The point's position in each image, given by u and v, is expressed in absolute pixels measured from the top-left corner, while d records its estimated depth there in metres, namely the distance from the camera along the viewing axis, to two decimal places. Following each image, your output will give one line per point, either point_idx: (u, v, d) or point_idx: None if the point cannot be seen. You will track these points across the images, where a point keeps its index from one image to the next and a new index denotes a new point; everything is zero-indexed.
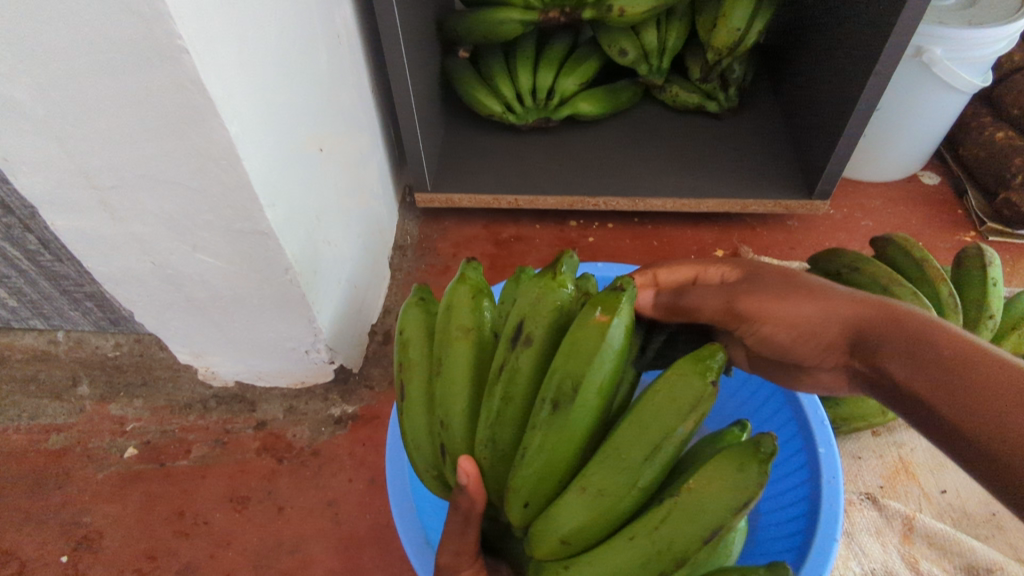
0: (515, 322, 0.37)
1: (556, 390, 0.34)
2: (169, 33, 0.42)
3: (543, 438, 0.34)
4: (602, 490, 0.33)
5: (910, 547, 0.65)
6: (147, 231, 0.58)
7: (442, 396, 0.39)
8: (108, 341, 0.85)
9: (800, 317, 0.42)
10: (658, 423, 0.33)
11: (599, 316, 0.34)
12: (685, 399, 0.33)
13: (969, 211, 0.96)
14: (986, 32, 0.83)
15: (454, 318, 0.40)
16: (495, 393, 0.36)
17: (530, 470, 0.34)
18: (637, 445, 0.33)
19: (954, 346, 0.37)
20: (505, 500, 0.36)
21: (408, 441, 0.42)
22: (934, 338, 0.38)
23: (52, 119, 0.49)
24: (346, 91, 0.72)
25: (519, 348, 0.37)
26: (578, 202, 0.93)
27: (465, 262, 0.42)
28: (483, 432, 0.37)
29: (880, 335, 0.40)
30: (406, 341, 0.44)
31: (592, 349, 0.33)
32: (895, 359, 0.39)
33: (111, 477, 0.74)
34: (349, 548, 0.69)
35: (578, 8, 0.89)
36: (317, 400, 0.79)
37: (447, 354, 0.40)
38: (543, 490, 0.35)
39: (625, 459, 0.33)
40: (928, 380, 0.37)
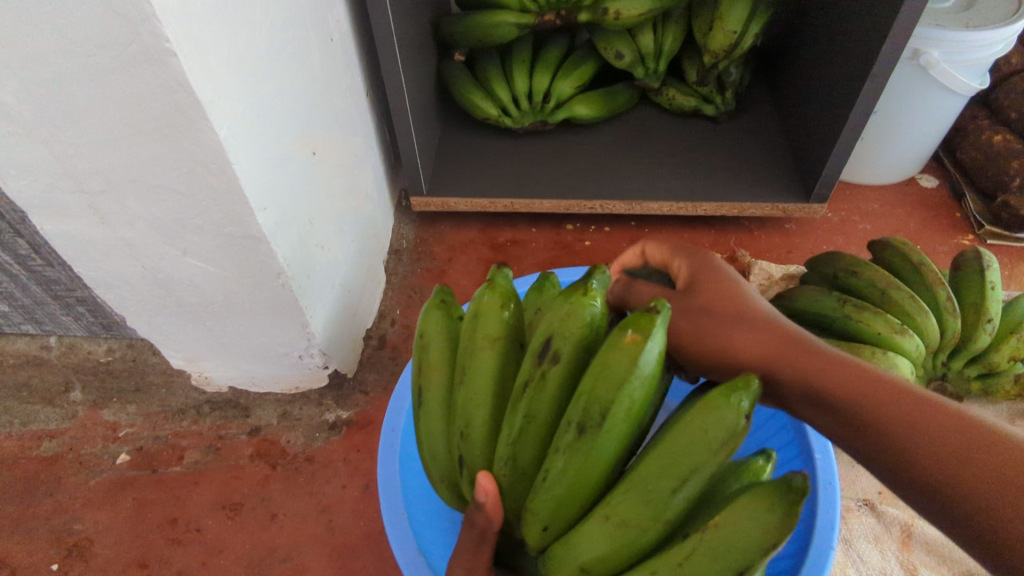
0: (543, 336, 0.36)
1: (584, 414, 0.33)
2: (156, 35, 0.41)
3: (566, 463, 0.33)
4: (625, 520, 0.32)
5: (909, 554, 0.64)
6: (138, 236, 0.58)
7: (462, 408, 0.39)
8: (100, 346, 0.85)
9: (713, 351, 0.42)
10: (689, 454, 0.32)
11: (629, 336, 0.33)
12: (717, 432, 0.31)
13: (967, 214, 0.96)
14: (984, 34, 0.82)
15: (479, 327, 0.39)
16: (518, 411, 0.36)
17: (552, 494, 0.34)
18: (665, 477, 0.32)
19: (859, 380, 0.39)
20: (523, 519, 0.36)
21: (424, 447, 0.42)
22: (837, 374, 0.40)
23: (38, 123, 0.48)
24: (340, 94, 0.72)
25: (546, 364, 0.35)
26: (574, 205, 0.92)
27: (495, 268, 0.42)
28: (504, 449, 0.36)
29: (785, 375, 0.41)
30: (427, 345, 0.43)
31: (623, 371, 0.32)
32: (802, 399, 0.41)
33: (103, 483, 0.73)
34: (342, 556, 0.68)
35: (574, 11, 0.89)
36: (312, 405, 0.78)
37: (470, 365, 0.39)
38: (565, 514, 0.34)
39: (652, 491, 0.32)
40: (837, 417, 0.40)
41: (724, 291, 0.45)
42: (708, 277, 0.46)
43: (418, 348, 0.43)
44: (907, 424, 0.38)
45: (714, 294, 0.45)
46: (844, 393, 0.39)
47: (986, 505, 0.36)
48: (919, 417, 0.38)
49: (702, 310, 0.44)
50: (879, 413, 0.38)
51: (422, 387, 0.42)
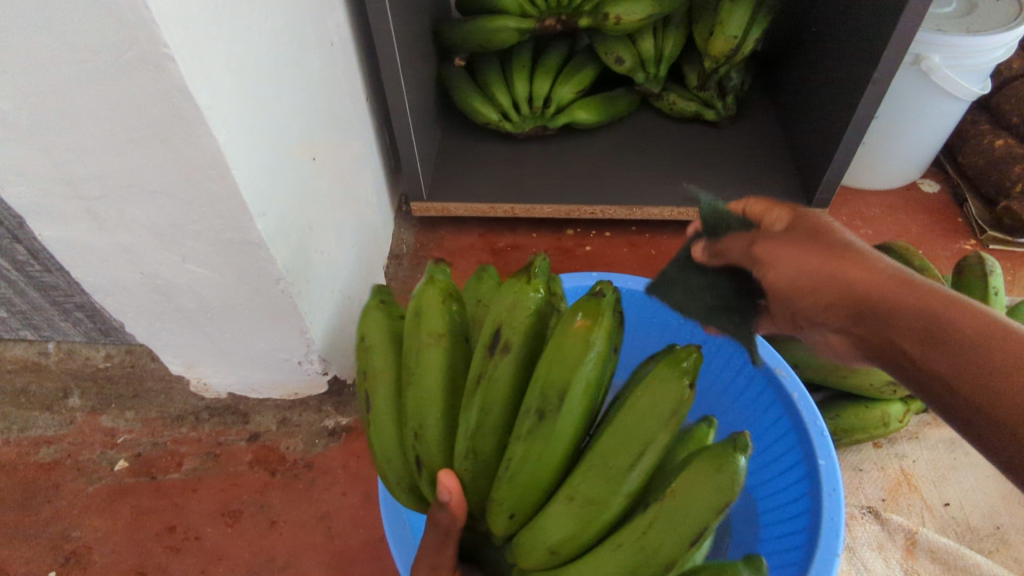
0: (492, 330, 0.36)
1: (544, 399, 0.33)
2: (155, 41, 0.41)
3: (528, 450, 0.33)
4: (593, 500, 0.32)
5: (913, 561, 0.64)
6: (136, 242, 0.57)
7: (414, 407, 0.38)
8: (98, 351, 0.84)
9: (809, 272, 0.41)
10: (645, 428, 0.32)
11: (577, 322, 0.33)
12: (663, 402, 0.32)
13: (969, 219, 0.96)
14: (985, 40, 0.82)
15: (418, 326, 0.39)
16: (473, 405, 0.35)
17: (520, 483, 0.33)
18: (619, 452, 0.32)
19: (973, 322, 0.36)
20: (489, 512, 0.35)
21: (376, 453, 0.41)
22: (951, 309, 0.37)
23: (39, 130, 0.48)
24: (340, 99, 0.72)
25: (498, 357, 0.36)
26: (575, 211, 0.92)
27: (432, 264, 0.41)
28: (463, 442, 0.35)
29: (899, 310, 0.38)
30: (371, 350, 0.42)
31: (578, 355, 0.33)
32: (910, 332, 0.37)
33: (101, 490, 0.73)
34: (342, 563, 0.67)
35: (574, 16, 0.89)
36: (310, 412, 0.78)
37: (419, 363, 0.38)
38: (528, 500, 0.34)
39: (609, 467, 0.32)
40: (943, 351, 0.36)
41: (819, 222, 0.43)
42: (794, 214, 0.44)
43: (362, 353, 0.43)
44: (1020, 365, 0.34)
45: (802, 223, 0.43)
46: (954, 327, 0.36)
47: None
48: None
49: (799, 240, 0.42)
50: (996, 350, 0.35)
51: (369, 394, 0.41)
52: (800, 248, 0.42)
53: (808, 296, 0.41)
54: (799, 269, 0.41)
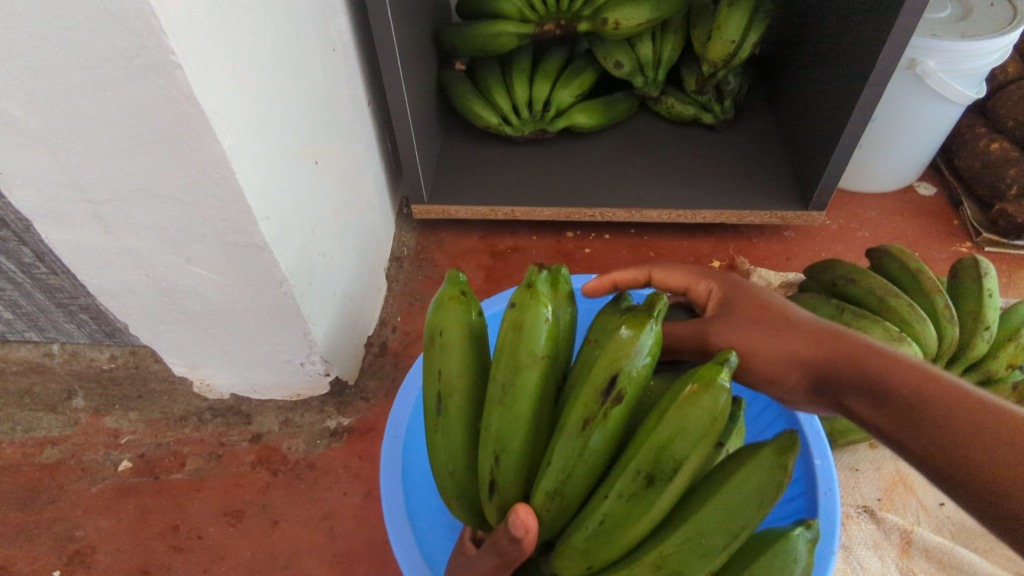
0: (609, 374, 0.35)
1: (654, 462, 0.34)
2: (162, 48, 0.42)
3: (632, 508, 0.34)
4: (679, 571, 0.33)
5: (908, 560, 0.64)
6: (141, 244, 0.58)
7: (494, 431, 0.38)
8: (103, 353, 0.84)
9: (776, 357, 0.45)
10: (738, 512, 0.34)
11: (692, 388, 0.34)
12: (758, 492, 0.34)
13: (965, 222, 0.96)
14: (979, 45, 0.83)
15: (519, 347, 0.38)
16: (574, 446, 0.36)
17: (612, 540, 0.34)
18: (718, 530, 0.33)
19: (920, 385, 0.41)
20: (564, 550, 0.36)
21: (439, 460, 0.43)
22: (901, 374, 0.42)
23: (47, 134, 0.49)
24: (342, 103, 0.73)
25: (611, 405, 0.36)
26: (575, 213, 0.93)
27: (534, 268, 0.41)
28: (552, 484, 0.36)
29: (848, 375, 0.43)
30: (446, 348, 0.41)
31: (704, 426, 0.33)
32: (863, 399, 0.43)
33: (105, 490, 0.74)
34: (344, 562, 0.68)
35: (574, 21, 0.90)
36: (312, 412, 0.78)
37: (514, 385, 0.38)
38: (610, 554, 0.35)
39: (707, 544, 0.33)
40: (897, 418, 0.42)
41: (768, 299, 0.48)
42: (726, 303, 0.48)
43: (435, 347, 0.42)
44: (960, 423, 0.40)
45: (753, 308, 0.47)
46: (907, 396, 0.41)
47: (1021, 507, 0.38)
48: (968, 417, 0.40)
49: (751, 321, 0.47)
50: (920, 392, 0.41)
51: (441, 396, 0.42)
52: (752, 327, 0.46)
53: (772, 378, 0.46)
54: (754, 344, 0.46)
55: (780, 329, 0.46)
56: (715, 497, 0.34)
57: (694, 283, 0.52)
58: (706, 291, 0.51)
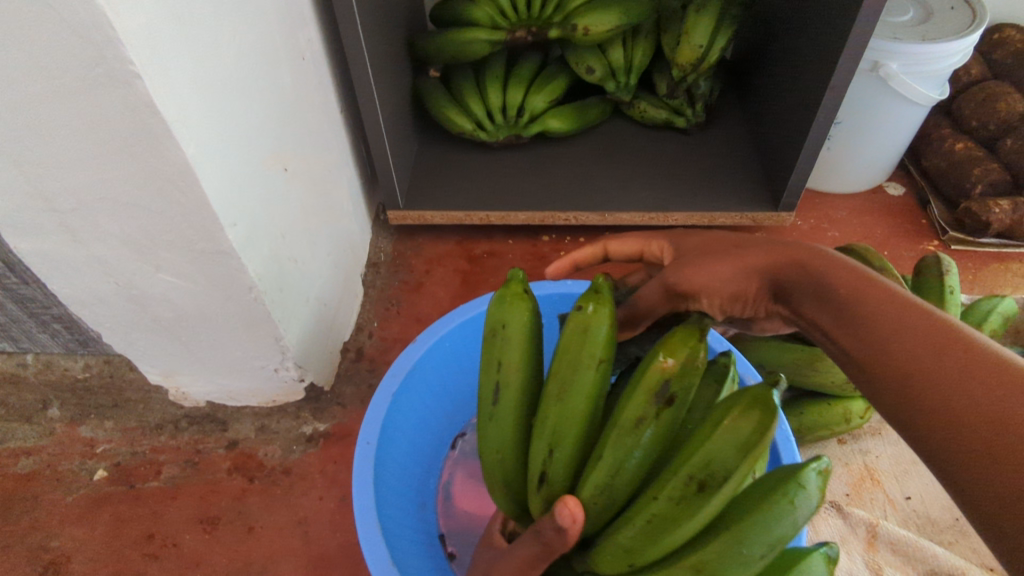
0: (667, 380, 0.37)
1: (706, 470, 0.34)
2: (122, 59, 0.43)
3: (683, 512, 0.34)
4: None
5: (874, 554, 0.65)
6: (110, 253, 0.59)
7: (551, 425, 0.39)
8: (77, 363, 0.84)
9: (725, 275, 0.45)
10: (779, 528, 0.33)
11: (750, 402, 0.34)
12: (801, 508, 0.33)
13: (932, 221, 0.98)
14: (938, 47, 0.85)
15: (580, 348, 0.39)
16: (626, 442, 0.37)
17: (660, 541, 0.35)
18: (759, 542, 0.33)
19: (861, 287, 0.41)
20: (607, 545, 0.38)
21: (485, 451, 0.43)
22: (845, 280, 0.42)
23: (9, 145, 0.49)
24: (313, 112, 0.74)
25: (663, 409, 0.37)
26: (549, 217, 0.94)
27: (599, 274, 0.41)
28: (603, 480, 0.37)
29: (801, 282, 0.43)
30: (507, 340, 0.41)
31: (755, 443, 0.33)
32: (812, 301, 0.43)
33: (80, 499, 0.74)
34: (319, 567, 0.69)
35: (545, 27, 0.92)
36: (288, 418, 0.79)
37: (572, 382, 0.39)
38: (654, 553, 0.35)
39: (746, 554, 0.33)
40: (847, 325, 0.41)
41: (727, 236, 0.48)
42: (682, 246, 0.50)
43: (496, 340, 0.41)
44: (909, 334, 0.39)
45: (704, 245, 0.48)
46: (862, 307, 0.40)
47: (935, 419, 0.37)
48: (909, 328, 0.39)
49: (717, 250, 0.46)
50: (860, 304, 0.40)
51: (499, 384, 0.42)
52: (718, 257, 0.45)
53: (727, 301, 0.45)
54: (715, 280, 0.44)
55: (742, 255, 0.45)
56: (759, 517, 0.33)
57: (646, 245, 0.53)
58: (660, 250, 0.52)
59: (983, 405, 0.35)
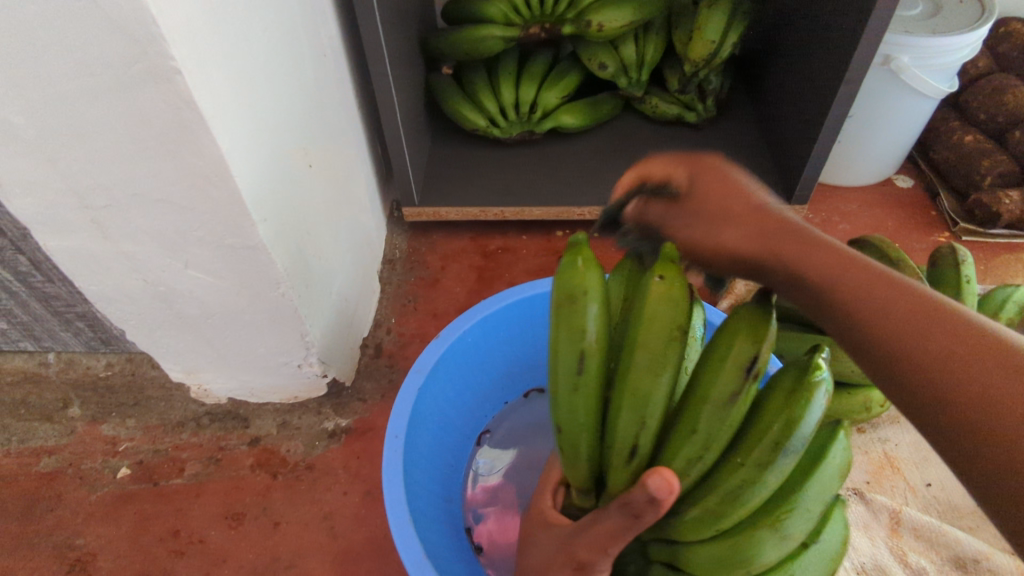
0: (756, 352, 0.38)
1: (788, 436, 0.37)
2: (163, 54, 0.43)
3: (769, 475, 0.37)
4: (789, 532, 0.38)
5: (898, 540, 0.66)
6: (140, 249, 0.59)
7: (639, 398, 0.39)
8: (99, 361, 0.86)
9: (704, 246, 0.42)
10: (828, 483, 0.39)
11: (817, 368, 0.38)
12: (838, 463, 0.40)
13: (942, 212, 0.99)
14: (949, 40, 0.86)
15: (667, 322, 0.39)
16: (719, 415, 0.38)
17: (745, 502, 0.37)
18: (817, 496, 0.39)
19: (837, 265, 0.38)
20: (694, 512, 0.39)
21: (559, 425, 0.42)
22: (815, 258, 0.38)
23: (44, 142, 0.50)
24: (334, 109, 0.74)
25: (751, 382, 0.38)
26: (563, 213, 0.95)
27: (671, 243, 0.42)
28: (693, 450, 0.39)
29: (776, 262, 0.39)
30: (593, 306, 0.40)
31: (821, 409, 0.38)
32: (788, 285, 0.39)
33: (104, 497, 0.74)
34: (346, 561, 0.69)
35: (558, 24, 0.93)
36: (311, 414, 0.79)
37: (661, 356, 0.39)
38: (738, 515, 0.38)
39: (808, 509, 0.39)
40: (821, 301, 0.38)
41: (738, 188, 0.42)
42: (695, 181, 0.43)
43: (574, 309, 0.40)
44: (889, 315, 0.36)
45: (687, 205, 0.43)
46: (849, 306, 0.37)
47: (930, 399, 0.35)
48: (893, 309, 0.36)
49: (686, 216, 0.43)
50: (839, 285, 0.37)
51: (580, 356, 0.40)
52: (692, 222, 0.43)
53: (707, 266, 0.43)
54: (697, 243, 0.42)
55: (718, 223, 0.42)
56: (817, 477, 0.39)
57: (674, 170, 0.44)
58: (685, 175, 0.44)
59: (978, 384, 0.34)
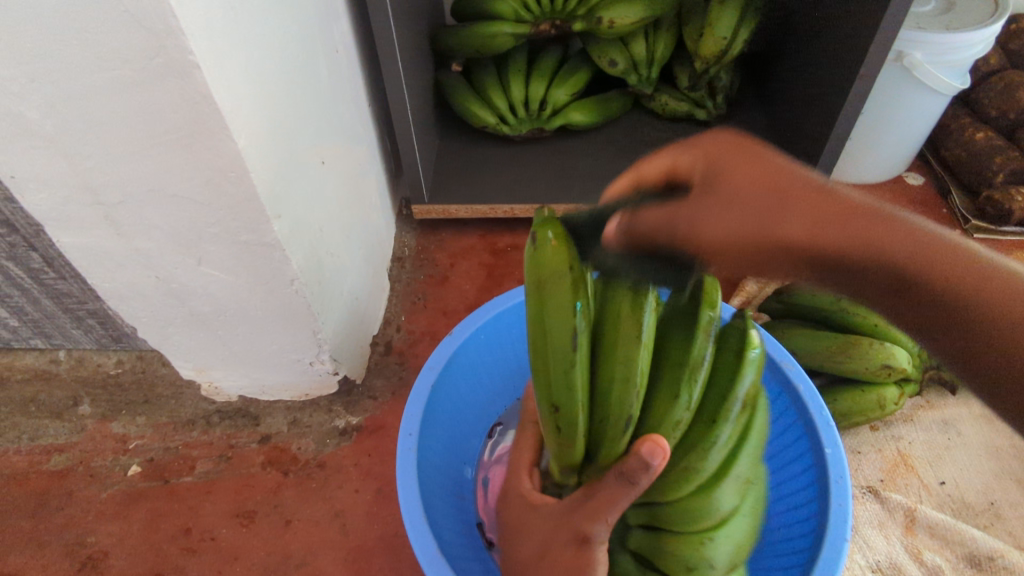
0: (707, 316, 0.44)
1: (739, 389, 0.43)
2: (181, 48, 0.42)
3: (727, 427, 0.43)
4: (744, 478, 0.44)
5: (913, 538, 0.66)
6: (154, 246, 0.59)
7: (627, 359, 0.41)
8: (109, 358, 0.85)
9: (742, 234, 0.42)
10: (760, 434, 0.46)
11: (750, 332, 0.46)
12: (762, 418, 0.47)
13: (953, 210, 0.99)
14: (962, 36, 0.85)
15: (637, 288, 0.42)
16: (691, 377, 0.42)
17: (714, 453, 0.42)
18: (755, 445, 0.45)
19: (886, 234, 0.44)
20: (676, 471, 0.42)
21: (555, 402, 0.40)
22: (872, 232, 0.43)
23: (60, 137, 0.49)
24: (346, 106, 0.74)
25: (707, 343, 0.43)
26: (573, 210, 0.94)
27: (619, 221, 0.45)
28: (677, 413, 0.42)
29: (837, 239, 0.43)
30: (578, 284, 0.39)
31: (756, 366, 0.45)
32: (848, 255, 0.43)
33: (115, 495, 0.73)
34: (359, 558, 0.69)
35: (569, 20, 0.92)
36: (321, 412, 0.79)
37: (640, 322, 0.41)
38: (711, 467, 0.42)
39: (752, 456, 0.45)
40: (875, 266, 0.44)
41: (758, 161, 0.43)
42: (716, 170, 0.43)
43: (561, 280, 0.39)
44: (927, 263, 0.44)
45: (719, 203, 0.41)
46: (896, 254, 0.44)
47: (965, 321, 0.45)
48: (934, 260, 0.44)
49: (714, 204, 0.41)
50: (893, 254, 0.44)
51: (574, 329, 0.39)
52: (730, 210, 0.41)
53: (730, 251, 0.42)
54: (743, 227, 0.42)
55: (772, 210, 0.42)
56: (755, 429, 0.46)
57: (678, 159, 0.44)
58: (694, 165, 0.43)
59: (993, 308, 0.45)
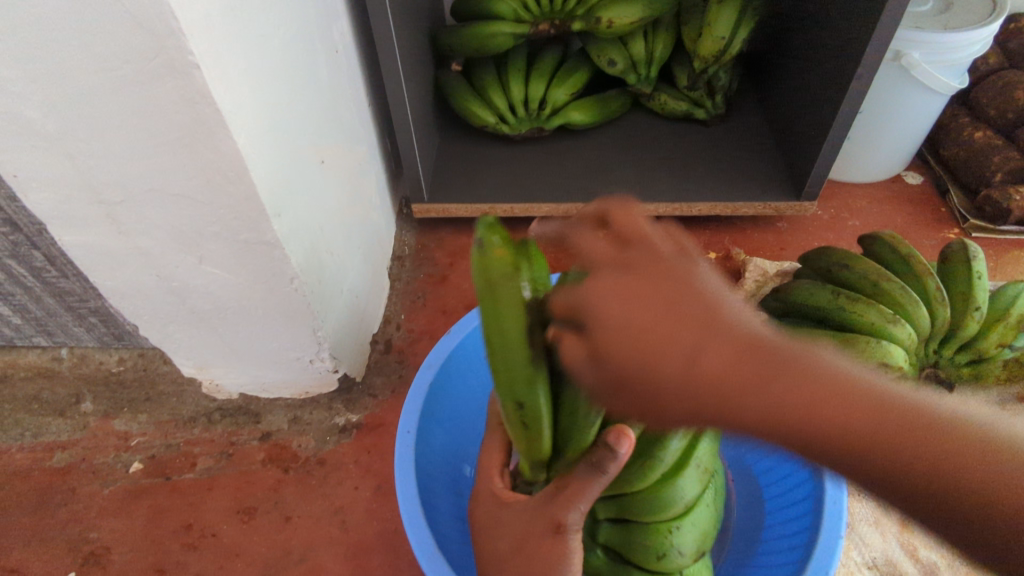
0: None
1: None
2: (181, 49, 0.43)
3: None
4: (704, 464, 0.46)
5: (909, 535, 0.66)
6: (155, 244, 0.59)
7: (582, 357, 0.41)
8: (112, 356, 0.86)
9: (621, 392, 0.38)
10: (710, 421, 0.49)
11: None
12: None
13: (952, 209, 0.99)
14: (960, 36, 0.86)
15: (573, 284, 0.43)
16: None
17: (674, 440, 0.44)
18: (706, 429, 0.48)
19: (778, 403, 0.36)
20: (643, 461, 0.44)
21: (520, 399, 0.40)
22: (770, 399, 0.36)
23: (62, 137, 0.50)
24: (346, 105, 0.75)
25: None
26: (572, 209, 0.95)
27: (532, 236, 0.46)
28: None
29: (745, 408, 0.36)
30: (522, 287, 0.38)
31: None
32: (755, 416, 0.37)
33: (117, 492, 0.74)
34: (358, 554, 0.69)
35: (567, 20, 0.93)
36: (321, 410, 0.80)
37: None
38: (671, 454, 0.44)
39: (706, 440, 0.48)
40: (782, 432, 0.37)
41: (655, 281, 0.38)
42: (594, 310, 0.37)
43: (509, 285, 0.37)
44: (833, 426, 0.37)
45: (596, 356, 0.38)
46: (796, 426, 0.37)
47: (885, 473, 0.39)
48: (831, 419, 0.37)
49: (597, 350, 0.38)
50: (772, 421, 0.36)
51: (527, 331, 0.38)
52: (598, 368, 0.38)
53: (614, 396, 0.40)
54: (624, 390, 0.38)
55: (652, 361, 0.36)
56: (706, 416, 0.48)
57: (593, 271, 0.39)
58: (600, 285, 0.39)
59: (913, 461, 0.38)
